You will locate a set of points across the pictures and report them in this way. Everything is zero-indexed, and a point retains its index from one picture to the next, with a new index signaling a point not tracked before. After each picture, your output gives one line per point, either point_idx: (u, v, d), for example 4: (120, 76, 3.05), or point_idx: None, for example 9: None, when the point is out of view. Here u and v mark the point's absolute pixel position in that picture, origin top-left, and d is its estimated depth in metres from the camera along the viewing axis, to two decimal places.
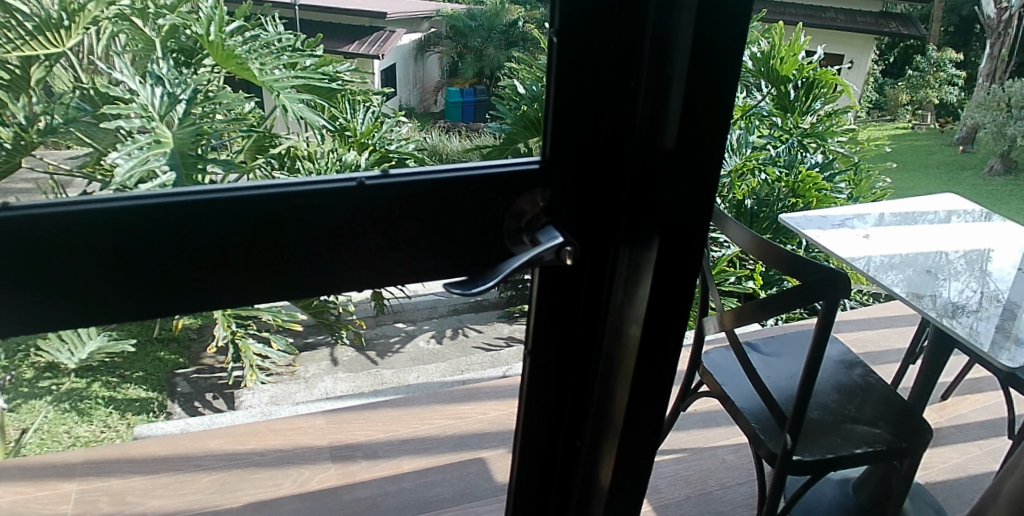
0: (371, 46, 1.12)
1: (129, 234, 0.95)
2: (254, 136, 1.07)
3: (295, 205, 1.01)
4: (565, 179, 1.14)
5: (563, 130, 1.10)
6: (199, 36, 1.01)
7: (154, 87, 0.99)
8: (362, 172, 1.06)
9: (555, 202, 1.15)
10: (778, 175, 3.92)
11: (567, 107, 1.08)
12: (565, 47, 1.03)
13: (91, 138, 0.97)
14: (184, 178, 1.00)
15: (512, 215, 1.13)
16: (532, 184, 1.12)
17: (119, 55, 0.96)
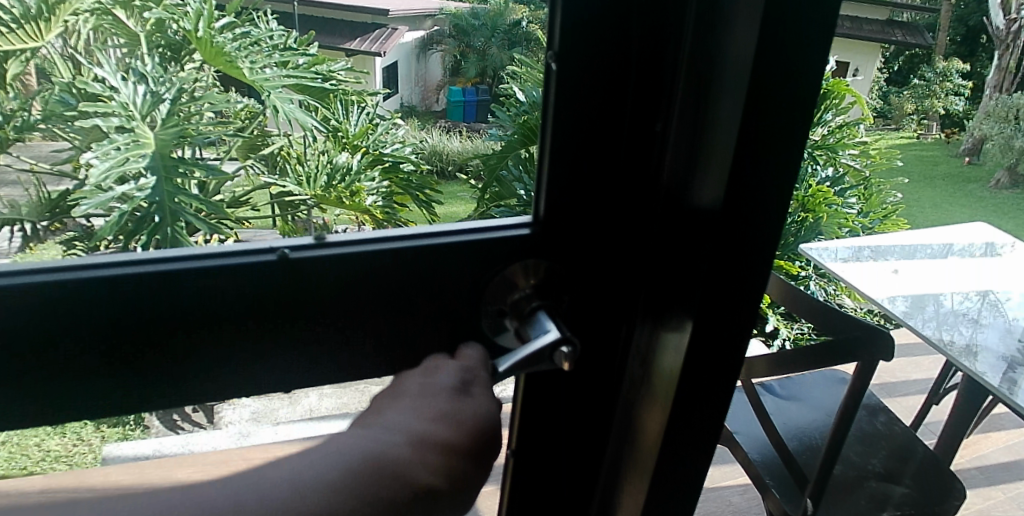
0: (373, 42, 1.07)
1: (106, 308, 0.89)
2: (243, 137, 1.01)
3: (286, 278, 0.96)
4: (559, 249, 1.09)
5: (556, 199, 1.06)
6: (184, 37, 0.94)
7: (135, 86, 0.92)
8: (288, 241, 0.96)
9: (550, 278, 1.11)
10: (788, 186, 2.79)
11: (565, 173, 1.04)
12: (562, 97, 0.97)
13: (71, 134, 0.91)
14: (165, 183, 0.96)
15: (504, 292, 1.08)
16: (527, 249, 1.07)
17: (106, 52, 0.90)
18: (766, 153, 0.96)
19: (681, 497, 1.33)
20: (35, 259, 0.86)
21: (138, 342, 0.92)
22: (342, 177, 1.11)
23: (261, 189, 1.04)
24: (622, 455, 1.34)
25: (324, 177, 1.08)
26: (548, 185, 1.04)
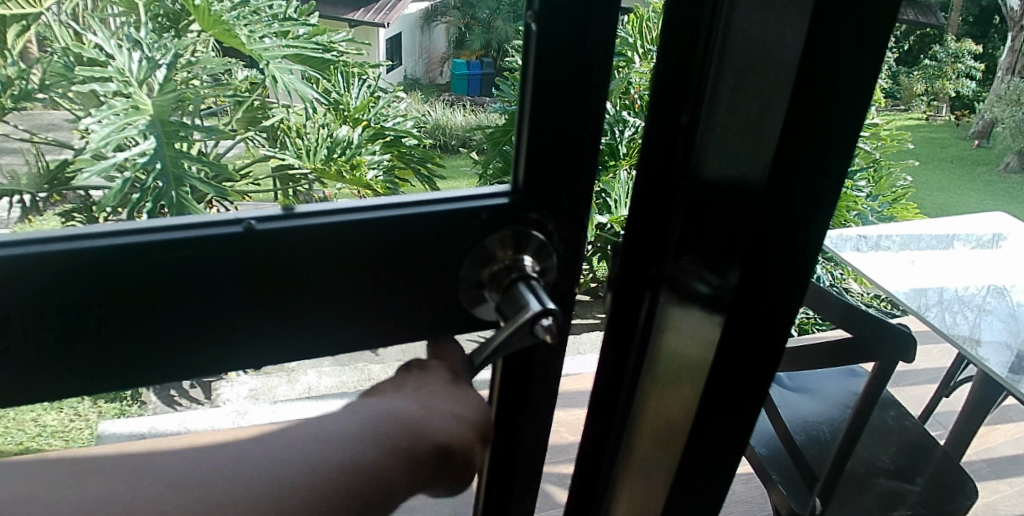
0: (377, 13, 1.05)
1: (107, 278, 0.87)
2: (243, 105, 0.99)
3: (275, 248, 0.95)
4: (537, 215, 1.08)
5: (544, 166, 1.05)
6: (180, 9, 0.91)
7: (130, 54, 0.89)
8: (255, 213, 0.94)
9: (535, 248, 1.09)
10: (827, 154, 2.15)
11: (551, 141, 1.03)
12: (540, 57, 0.95)
13: (70, 102, 0.89)
14: (166, 152, 0.95)
15: (489, 260, 1.07)
16: (507, 216, 1.07)
17: (102, 19, 0.87)
18: (809, 135, 0.99)
19: (707, 459, 1.41)
20: (30, 230, 0.85)
21: (130, 317, 0.91)
22: (342, 151, 1.07)
23: (260, 161, 1.01)
24: (644, 404, 1.49)
25: (324, 150, 1.05)
26: (535, 153, 1.03)
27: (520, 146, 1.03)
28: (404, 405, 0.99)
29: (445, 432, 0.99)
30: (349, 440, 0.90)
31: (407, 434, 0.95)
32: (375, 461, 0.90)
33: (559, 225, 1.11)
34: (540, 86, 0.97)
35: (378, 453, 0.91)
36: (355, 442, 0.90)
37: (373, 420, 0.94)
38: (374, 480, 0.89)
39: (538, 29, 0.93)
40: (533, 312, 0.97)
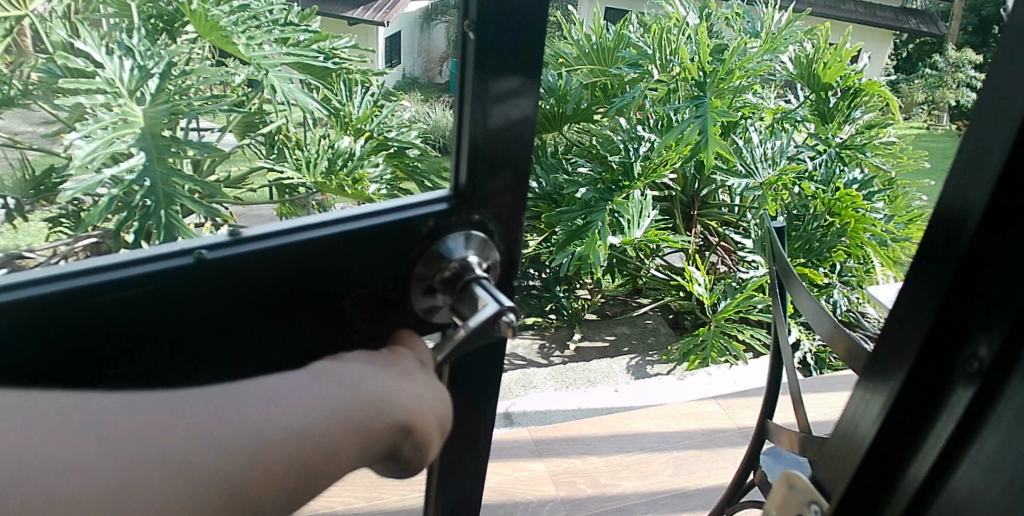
0: (376, 11, 0.83)
1: (51, 326, 0.65)
2: (237, 116, 0.75)
3: (247, 265, 0.75)
4: (484, 210, 0.90)
5: (491, 168, 0.87)
6: (177, 9, 0.68)
7: (124, 62, 0.66)
8: (198, 239, 0.73)
9: (476, 248, 0.89)
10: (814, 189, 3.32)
11: (491, 149, 0.86)
12: (477, 69, 0.79)
13: (55, 114, 0.66)
14: (157, 166, 0.72)
15: (437, 262, 0.86)
16: (452, 221, 0.87)
17: (91, 22, 0.64)
18: None
19: None
20: None
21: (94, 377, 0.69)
22: (343, 165, 0.85)
23: (254, 175, 0.80)
24: None
25: (326, 161, 0.84)
26: (478, 162, 0.86)
27: (461, 153, 0.85)
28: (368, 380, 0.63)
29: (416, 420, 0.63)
30: (318, 412, 0.54)
31: (372, 416, 0.57)
32: (344, 438, 0.54)
33: (502, 232, 0.93)
34: (477, 97, 0.81)
35: (347, 429, 0.54)
36: (326, 415, 0.54)
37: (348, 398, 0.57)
38: (328, 468, 0.52)
39: (477, 45, 0.77)
40: (493, 309, 0.80)
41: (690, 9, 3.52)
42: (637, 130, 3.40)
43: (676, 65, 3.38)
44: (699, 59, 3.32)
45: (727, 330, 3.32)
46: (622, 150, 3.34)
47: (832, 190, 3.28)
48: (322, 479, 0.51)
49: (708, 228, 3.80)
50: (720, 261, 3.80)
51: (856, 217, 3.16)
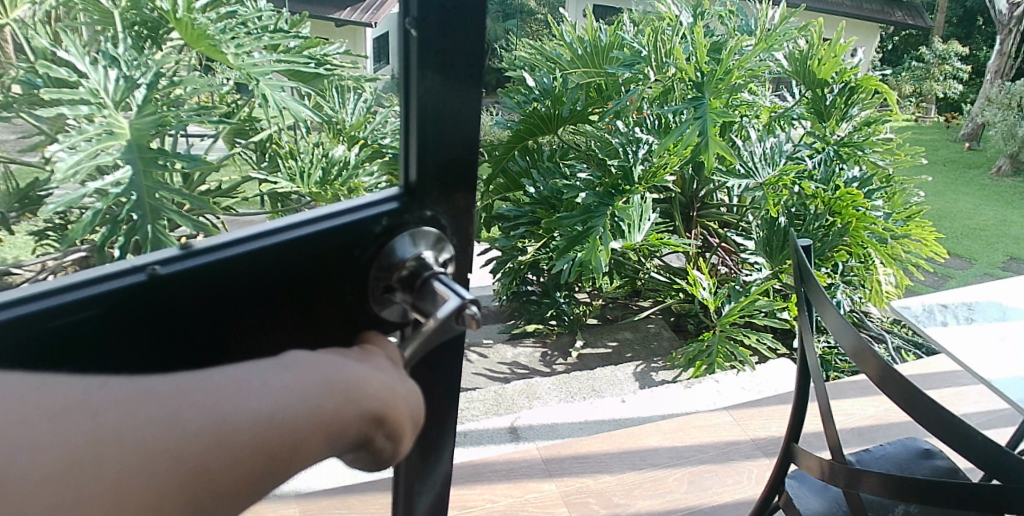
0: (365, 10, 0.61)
1: None
2: (227, 126, 0.57)
3: (218, 283, 0.50)
4: (438, 205, 0.62)
5: (448, 159, 0.60)
6: (162, 12, 0.51)
7: (111, 69, 0.49)
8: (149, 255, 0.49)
9: (429, 241, 0.61)
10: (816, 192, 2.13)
11: (448, 138, 0.59)
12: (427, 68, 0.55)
13: (33, 128, 0.47)
14: (144, 179, 0.52)
15: (380, 262, 0.57)
16: (412, 214, 0.60)
17: (72, 29, 0.47)
18: None
19: None
20: None
21: None
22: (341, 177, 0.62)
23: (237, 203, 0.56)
24: None
25: (321, 170, 0.60)
26: (433, 160, 0.59)
27: (409, 141, 0.58)
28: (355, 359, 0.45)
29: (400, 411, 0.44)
30: (277, 392, 0.36)
31: (343, 404, 0.39)
32: (297, 425, 0.36)
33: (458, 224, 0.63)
34: (427, 100, 0.56)
35: (307, 418, 0.37)
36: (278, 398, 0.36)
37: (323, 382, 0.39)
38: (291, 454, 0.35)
39: (421, 48, 0.54)
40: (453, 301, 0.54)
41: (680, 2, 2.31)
42: (635, 130, 2.12)
43: (672, 67, 2.11)
44: (697, 56, 2.03)
45: (740, 335, 1.97)
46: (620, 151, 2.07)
47: (833, 192, 2.14)
48: (269, 469, 0.34)
49: (708, 228, 2.46)
50: (720, 264, 2.44)
51: (855, 219, 2.09)
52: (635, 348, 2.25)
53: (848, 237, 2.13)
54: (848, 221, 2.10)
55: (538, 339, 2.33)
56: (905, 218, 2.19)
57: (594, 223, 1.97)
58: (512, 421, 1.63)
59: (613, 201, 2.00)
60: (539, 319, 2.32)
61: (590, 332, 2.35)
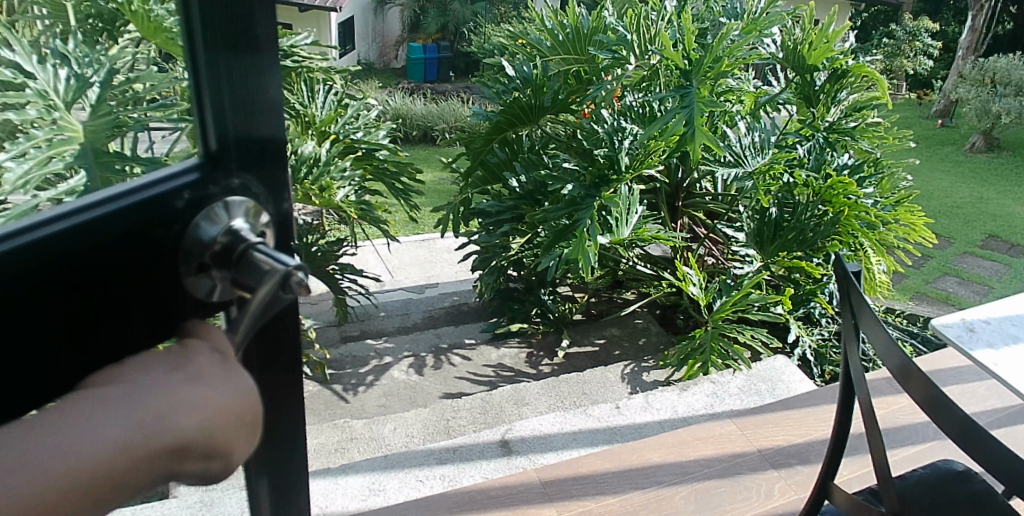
0: None
1: None
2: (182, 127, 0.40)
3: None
4: (251, 157, 0.42)
5: (253, 101, 0.42)
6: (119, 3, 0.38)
7: (65, 69, 0.36)
8: None
9: (230, 208, 0.40)
10: (807, 177, 1.93)
11: (244, 82, 0.41)
12: None
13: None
14: (101, 186, 0.37)
15: (181, 244, 0.38)
16: (221, 176, 0.41)
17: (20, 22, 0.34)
18: None
19: None
20: None
21: None
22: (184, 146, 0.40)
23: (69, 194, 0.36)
24: None
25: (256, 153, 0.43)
26: (227, 106, 0.41)
27: (198, 80, 0.40)
28: (154, 363, 0.33)
29: (236, 417, 0.33)
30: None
31: (113, 448, 0.27)
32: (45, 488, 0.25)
33: (276, 202, 0.44)
34: (212, 17, 0.39)
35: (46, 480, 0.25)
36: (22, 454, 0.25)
37: (97, 406, 0.29)
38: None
39: None
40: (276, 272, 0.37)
41: None
42: (619, 120, 1.93)
43: (657, 54, 1.93)
44: (684, 43, 1.81)
45: (731, 332, 1.75)
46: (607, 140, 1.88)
47: (823, 180, 1.95)
48: None
49: (693, 218, 2.21)
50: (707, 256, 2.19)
51: (847, 209, 1.86)
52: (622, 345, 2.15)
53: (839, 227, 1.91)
54: (840, 212, 1.88)
55: (523, 338, 2.21)
56: (893, 203, 1.98)
57: (582, 216, 1.79)
58: (502, 433, 1.45)
59: (600, 192, 1.83)
60: (524, 318, 2.20)
61: (574, 329, 2.22)
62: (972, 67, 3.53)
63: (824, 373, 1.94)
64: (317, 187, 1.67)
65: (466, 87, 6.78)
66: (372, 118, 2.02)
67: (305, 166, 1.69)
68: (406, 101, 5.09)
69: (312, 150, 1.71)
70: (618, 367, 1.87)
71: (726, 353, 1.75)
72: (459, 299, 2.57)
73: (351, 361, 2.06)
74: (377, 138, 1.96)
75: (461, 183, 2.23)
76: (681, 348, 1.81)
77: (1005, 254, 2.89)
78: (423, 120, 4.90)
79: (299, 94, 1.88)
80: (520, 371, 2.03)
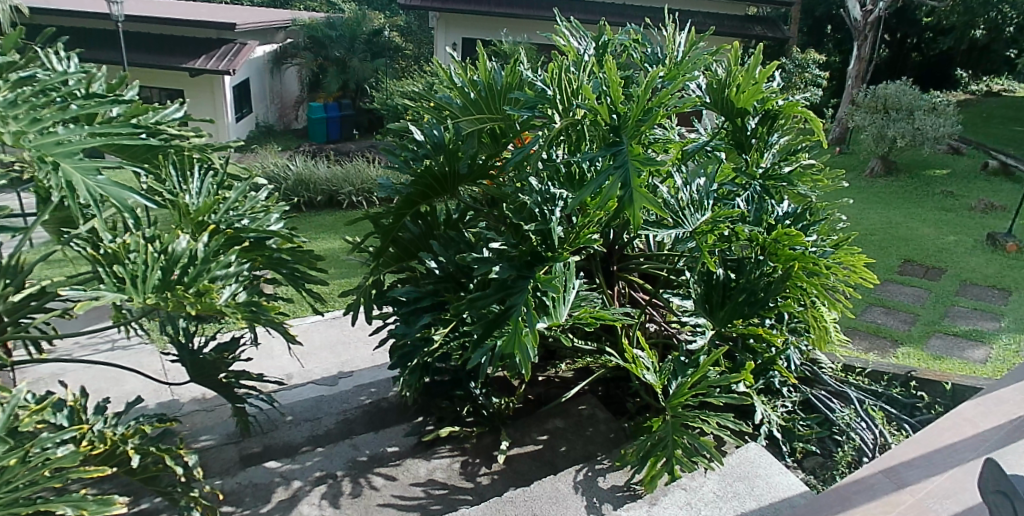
0: None
1: None
2: None
3: None
4: None
5: None
6: None
7: None
8: None
9: None
10: (750, 231, 1.85)
11: None
12: None
13: None
14: None
15: None
16: None
17: None
18: None
19: None
20: None
21: None
22: None
23: None
24: None
25: None
26: None
27: None
28: None
29: None
30: None
31: None
32: None
33: None
34: None
35: None
36: None
37: None
38: None
39: None
40: None
41: (579, 37, 2.16)
42: (547, 186, 1.81)
43: (584, 109, 1.77)
44: (612, 95, 1.73)
45: (695, 422, 1.58)
46: (539, 213, 1.73)
47: (768, 232, 1.92)
48: None
49: (630, 282, 2.10)
50: (648, 322, 2.10)
51: (795, 260, 1.83)
52: (569, 440, 1.98)
53: (790, 281, 1.85)
54: (789, 266, 1.85)
55: (456, 444, 2.00)
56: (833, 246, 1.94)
57: (515, 301, 1.63)
58: None
59: (534, 273, 1.67)
60: (453, 419, 2.01)
61: (513, 428, 2.04)
62: (865, 100, 4.72)
63: (795, 451, 1.90)
64: (193, 290, 1.44)
65: (373, 145, 6.73)
66: (262, 199, 1.87)
67: (177, 267, 1.46)
68: (308, 163, 4.88)
69: (186, 247, 1.49)
70: (569, 474, 1.70)
71: (690, 446, 1.56)
72: (377, 392, 2.36)
73: (252, 491, 1.80)
74: (265, 223, 1.79)
75: (372, 265, 2.07)
76: (640, 444, 1.61)
77: (923, 279, 3.08)
78: (329, 184, 4.73)
79: (169, 182, 1.70)
80: (454, 487, 1.81)
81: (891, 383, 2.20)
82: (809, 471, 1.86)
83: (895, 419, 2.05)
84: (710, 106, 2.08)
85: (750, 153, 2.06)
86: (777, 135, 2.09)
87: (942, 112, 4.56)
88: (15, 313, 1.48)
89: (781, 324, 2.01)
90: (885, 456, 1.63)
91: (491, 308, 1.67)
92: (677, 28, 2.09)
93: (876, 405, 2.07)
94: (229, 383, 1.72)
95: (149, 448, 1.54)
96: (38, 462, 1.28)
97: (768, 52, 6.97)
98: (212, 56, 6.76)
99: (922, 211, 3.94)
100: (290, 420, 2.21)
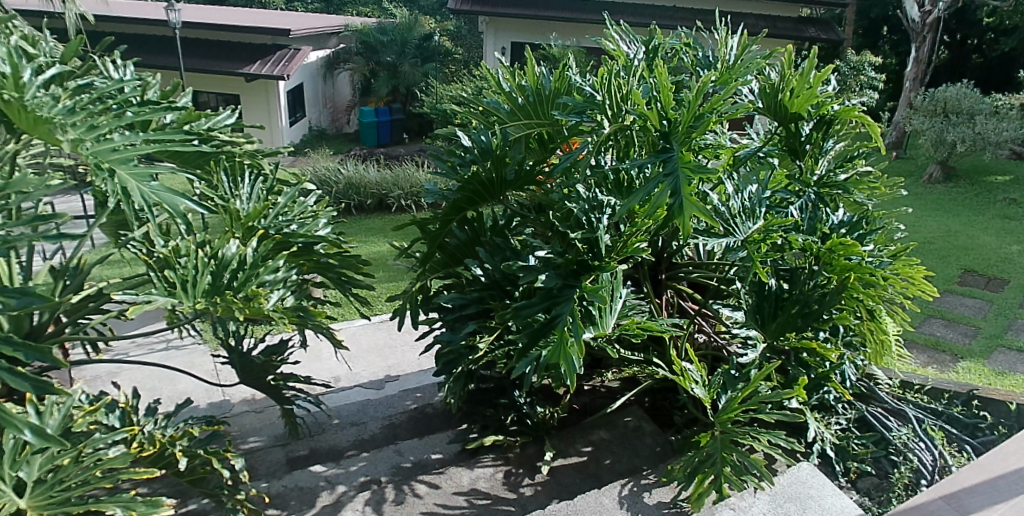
0: None
1: None
2: None
3: None
4: None
5: None
6: None
7: None
8: None
9: None
10: (804, 241, 1.79)
11: None
12: None
13: None
14: None
15: None
16: None
17: None
18: None
19: None
20: None
21: None
22: None
23: None
24: None
25: None
26: None
27: None
28: None
29: None
30: None
31: None
32: None
33: None
34: None
35: None
36: None
37: None
38: None
39: None
40: None
41: (630, 42, 2.14)
42: (595, 193, 1.80)
43: (632, 115, 1.74)
44: (661, 101, 1.68)
45: (745, 440, 1.53)
46: (586, 221, 1.72)
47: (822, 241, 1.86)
48: None
49: (679, 291, 2.06)
50: (697, 332, 2.05)
51: (851, 272, 1.76)
52: (614, 452, 1.95)
53: (845, 293, 1.79)
54: (844, 277, 1.78)
55: (499, 454, 1.99)
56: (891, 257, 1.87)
57: (560, 310, 1.61)
58: None
59: (580, 283, 1.65)
60: (497, 428, 2.00)
61: (557, 438, 2.02)
62: (926, 104, 4.54)
63: (849, 471, 1.83)
64: (241, 295, 1.47)
65: (420, 150, 6.81)
66: (310, 205, 1.90)
67: (227, 272, 1.49)
68: (358, 167, 4.96)
69: (235, 252, 1.53)
70: (614, 489, 1.67)
71: (740, 464, 1.52)
72: (422, 398, 2.37)
73: (297, 495, 1.82)
74: (313, 228, 1.82)
75: (418, 270, 2.08)
76: (688, 461, 1.57)
77: (986, 291, 2.94)
78: (378, 188, 4.79)
79: (221, 188, 1.74)
80: (497, 497, 1.80)
81: (951, 404, 2.12)
82: (863, 493, 1.81)
83: (955, 440, 1.97)
84: (764, 112, 2.04)
85: (806, 158, 2.00)
86: (833, 141, 2.03)
87: (1010, 116, 4.36)
88: (76, 314, 1.54)
89: (836, 338, 1.94)
90: (948, 480, 1.55)
91: (537, 317, 1.66)
92: (731, 31, 2.04)
93: (937, 425, 1.98)
94: (277, 387, 1.75)
95: (197, 450, 1.57)
96: (90, 462, 1.35)
97: (823, 55, 6.79)
98: (266, 62, 6.95)
99: (987, 219, 3.77)
100: (336, 423, 2.24)
